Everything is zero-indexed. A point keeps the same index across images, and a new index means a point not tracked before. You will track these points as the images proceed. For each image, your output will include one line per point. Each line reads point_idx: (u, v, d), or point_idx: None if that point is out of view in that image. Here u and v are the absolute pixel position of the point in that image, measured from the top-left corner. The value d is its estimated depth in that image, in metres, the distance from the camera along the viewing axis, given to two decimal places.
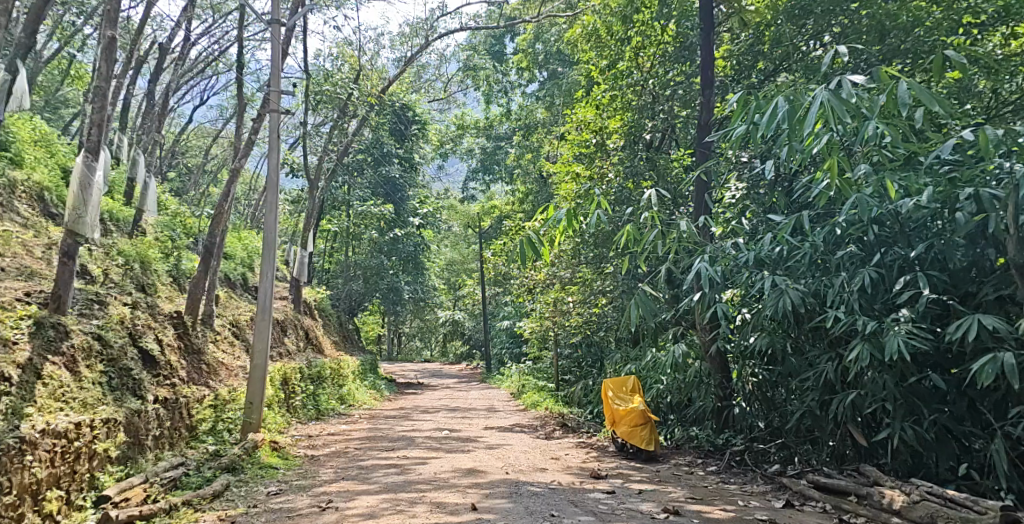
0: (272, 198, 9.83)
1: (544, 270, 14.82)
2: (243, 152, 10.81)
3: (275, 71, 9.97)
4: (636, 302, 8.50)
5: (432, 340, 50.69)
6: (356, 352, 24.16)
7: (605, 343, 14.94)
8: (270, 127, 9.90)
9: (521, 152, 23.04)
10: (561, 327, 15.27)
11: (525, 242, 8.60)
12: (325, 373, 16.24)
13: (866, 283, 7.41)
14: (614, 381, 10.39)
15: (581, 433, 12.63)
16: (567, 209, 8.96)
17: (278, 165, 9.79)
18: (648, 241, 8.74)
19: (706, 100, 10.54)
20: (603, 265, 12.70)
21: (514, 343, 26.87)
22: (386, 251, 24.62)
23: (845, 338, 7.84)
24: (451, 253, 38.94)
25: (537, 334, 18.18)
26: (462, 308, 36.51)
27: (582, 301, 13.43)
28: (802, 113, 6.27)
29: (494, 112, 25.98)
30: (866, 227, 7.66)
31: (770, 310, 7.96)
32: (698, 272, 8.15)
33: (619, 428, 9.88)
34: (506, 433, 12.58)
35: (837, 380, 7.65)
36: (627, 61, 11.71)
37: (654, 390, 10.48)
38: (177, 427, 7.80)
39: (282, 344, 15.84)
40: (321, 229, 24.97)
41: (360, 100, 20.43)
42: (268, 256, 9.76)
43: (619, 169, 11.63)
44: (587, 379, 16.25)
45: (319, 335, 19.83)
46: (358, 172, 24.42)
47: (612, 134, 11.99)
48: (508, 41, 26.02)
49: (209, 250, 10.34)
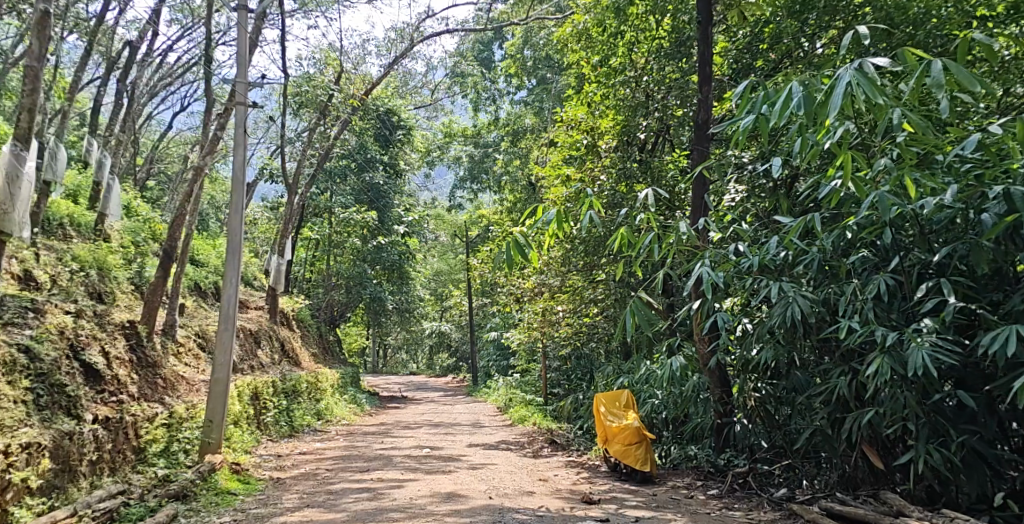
0: (236, 198, 9.10)
1: (532, 279, 14.14)
2: (208, 150, 10.08)
3: (241, 61, 9.26)
4: (631, 309, 7.79)
5: (417, 352, 49.94)
6: (337, 364, 23.37)
7: (596, 355, 14.27)
8: (236, 121, 9.18)
9: (510, 159, 22.42)
10: (549, 338, 14.60)
11: (512, 245, 7.87)
12: (301, 388, 15.42)
13: (881, 290, 6.75)
14: (606, 394, 9.53)
15: (570, 452, 11.91)
16: (558, 210, 8.20)
17: (244, 162, 9.08)
18: (644, 245, 8.07)
19: (704, 97, 9.79)
20: (594, 273, 12.00)
21: (502, 355, 26.16)
22: (369, 260, 23.76)
23: (858, 351, 7.14)
24: (438, 264, 38.22)
25: (525, 346, 17.47)
26: (449, 319, 35.80)
27: (572, 310, 12.71)
28: (821, 99, 5.60)
29: (482, 119, 25.37)
30: (882, 230, 7.00)
31: (778, 320, 7.27)
32: (699, 277, 7.50)
33: (613, 447, 9.14)
34: (491, 452, 11.82)
35: (852, 397, 6.96)
36: (621, 57, 10.99)
37: (648, 404, 9.95)
38: (120, 450, 7.07)
39: (256, 357, 15.04)
40: (302, 237, 24.21)
41: (342, 104, 19.70)
42: (232, 261, 9.03)
43: (612, 172, 11.06)
44: (577, 392, 15.59)
45: (296, 346, 19.03)
46: (341, 179, 23.67)
47: (604, 135, 11.33)
48: (496, 48, 25.56)
49: (169, 254, 9.56)
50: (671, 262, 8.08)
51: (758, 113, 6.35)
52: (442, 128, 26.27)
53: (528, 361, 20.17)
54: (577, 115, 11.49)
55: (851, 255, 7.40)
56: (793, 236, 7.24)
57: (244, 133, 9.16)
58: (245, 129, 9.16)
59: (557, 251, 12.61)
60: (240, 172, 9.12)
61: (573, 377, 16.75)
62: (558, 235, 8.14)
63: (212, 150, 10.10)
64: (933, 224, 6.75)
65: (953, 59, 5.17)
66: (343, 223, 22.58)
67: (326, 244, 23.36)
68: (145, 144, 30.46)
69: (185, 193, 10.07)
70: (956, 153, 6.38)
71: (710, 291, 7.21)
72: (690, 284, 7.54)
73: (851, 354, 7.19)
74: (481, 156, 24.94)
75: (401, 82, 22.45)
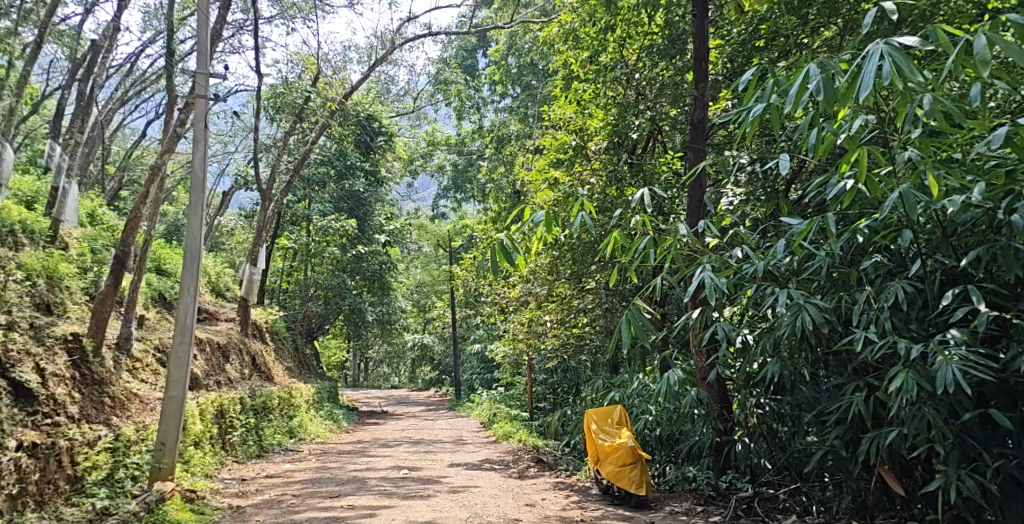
0: (196, 198, 8.33)
1: (518, 287, 13.46)
2: (166, 148, 9.31)
3: (202, 51, 8.49)
4: (626, 317, 7.09)
5: (399, 365, 49.10)
6: (313, 378, 22.52)
7: (585, 367, 13.57)
8: (195, 116, 8.41)
9: (494, 166, 21.71)
10: (536, 350, 13.92)
11: (496, 248, 7.23)
12: (271, 404, 14.62)
13: (899, 297, 6.06)
14: (597, 411, 8.84)
15: (558, 472, 11.18)
16: (546, 211, 7.52)
17: (203, 160, 8.34)
18: (638, 249, 7.40)
19: (700, 93, 9.03)
20: (583, 281, 11.30)
21: (485, 369, 25.45)
22: (349, 270, 22.95)
23: (872, 367, 6.43)
24: (421, 276, 37.47)
25: (509, 359, 16.77)
26: (432, 332, 35.03)
27: (561, 320, 12.03)
28: (843, 81, 4.88)
29: (467, 128, 24.79)
30: (899, 232, 6.31)
31: (788, 329, 6.54)
32: (700, 281, 6.78)
33: (606, 468, 8.44)
34: (473, 472, 11.08)
35: (869, 416, 6.24)
36: (611, 54, 10.30)
37: (642, 421, 9.27)
38: (50, 481, 6.46)
39: (224, 372, 14.22)
40: (278, 247, 23.39)
41: (320, 112, 19.06)
42: (189, 268, 8.25)
43: (601, 176, 10.30)
44: (565, 407, 14.90)
45: (270, 361, 18.22)
46: (319, 187, 22.96)
47: (594, 135, 10.69)
48: (480, 55, 25.00)
49: (121, 261, 8.79)
50: (669, 268, 7.39)
51: (767, 101, 5.62)
52: (424, 137, 25.67)
53: (512, 374, 19.48)
54: (566, 113, 10.88)
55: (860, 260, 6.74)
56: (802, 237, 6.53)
57: (204, 129, 8.42)
58: (205, 124, 8.43)
59: (544, 257, 11.91)
60: (200, 171, 8.37)
61: (559, 391, 16.08)
62: (547, 238, 7.44)
63: (171, 149, 9.33)
64: (958, 226, 5.98)
65: (997, 34, 4.49)
66: (321, 231, 21.79)
67: (303, 254, 22.58)
68: (118, 152, 29.59)
69: (142, 194, 9.28)
70: (981, 148, 5.68)
71: (714, 297, 6.47)
72: (691, 288, 6.82)
73: (866, 368, 6.49)
74: (464, 165, 24.27)
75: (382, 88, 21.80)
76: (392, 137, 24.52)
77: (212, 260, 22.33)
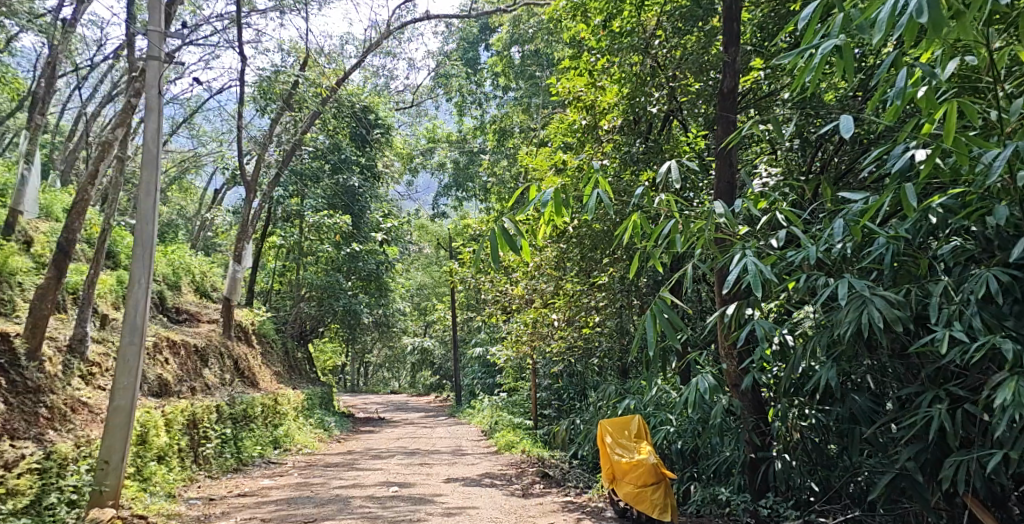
0: (147, 177, 7.16)
1: (522, 284, 12.40)
2: (120, 122, 8.15)
3: (156, 6, 7.32)
4: (651, 316, 5.95)
5: (401, 371, 48.07)
6: (305, 383, 21.40)
7: (596, 372, 12.41)
8: (147, 82, 7.25)
9: (496, 159, 20.49)
10: (542, 353, 12.85)
11: (496, 233, 6.14)
12: (253, 412, 13.52)
13: (993, 288, 4.83)
14: (613, 422, 7.59)
15: (565, 490, 9.99)
16: (554, 189, 6.42)
17: (156, 133, 7.18)
18: (663, 235, 6.27)
19: (730, 60, 7.34)
20: (595, 275, 10.08)
21: (487, 374, 24.29)
22: (344, 269, 21.81)
23: (955, 373, 5.22)
24: (422, 277, 36.32)
25: (512, 363, 15.64)
26: (433, 336, 33.95)
27: (568, 320, 10.82)
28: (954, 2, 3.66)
29: (468, 124, 23.69)
30: (988, 209, 5.05)
31: (851, 329, 5.05)
32: (741, 268, 5.39)
33: (624, 488, 7.26)
34: (470, 490, 9.93)
35: (957, 435, 4.99)
36: (625, 19, 8.85)
37: (661, 433, 8.07)
38: None
39: (201, 377, 13.10)
40: (270, 244, 22.31)
41: (314, 103, 17.91)
42: (139, 257, 7.09)
43: (614, 157, 8.93)
44: (573, 415, 13.75)
45: (256, 365, 17.09)
46: (313, 181, 21.53)
47: (607, 112, 9.20)
48: (484, 49, 23.84)
49: (67, 250, 7.63)
50: (699, 255, 6.12)
51: (837, 41, 4.36)
52: (425, 134, 24.54)
53: (515, 379, 18.32)
54: (575, 87, 9.35)
55: (930, 243, 5.49)
56: (864, 215, 5.26)
57: (158, 95, 7.25)
58: (159, 90, 7.27)
59: (552, 248, 10.72)
60: (153, 146, 7.21)
61: (566, 397, 14.92)
62: (555, 223, 6.40)
63: (125, 123, 8.15)
64: None
65: None
66: (314, 229, 20.66)
67: (294, 252, 21.48)
68: None
69: (91, 173, 8.08)
70: None
71: (757, 288, 5.12)
72: (729, 278, 5.46)
73: (947, 374, 5.28)
74: (466, 163, 23.23)
75: (380, 81, 20.73)
76: (389, 131, 23.44)
77: (201, 259, 21.30)
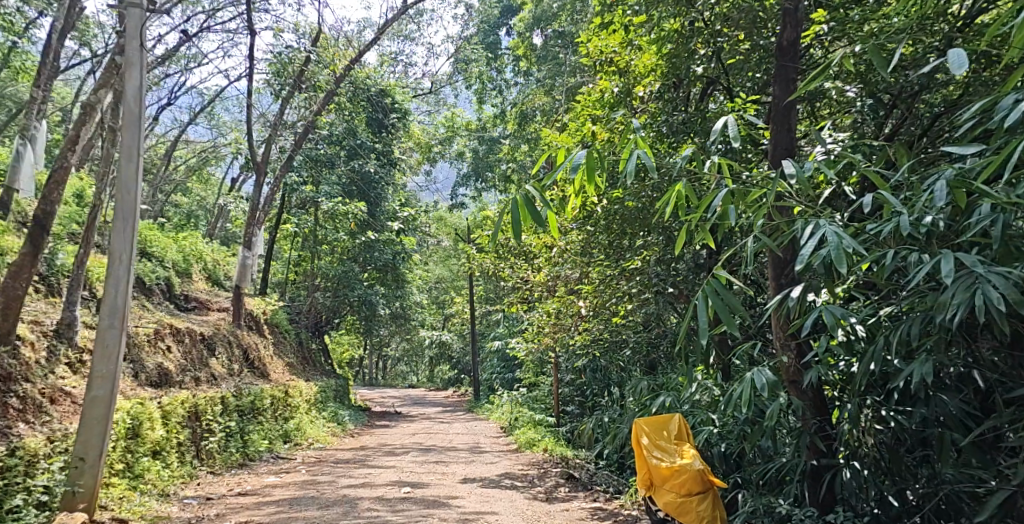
0: (129, 141, 6.42)
1: (545, 270, 11.54)
2: (102, 82, 7.40)
3: None
4: (705, 296, 4.99)
5: (419, 366, 47.34)
6: (319, 376, 20.66)
7: (625, 367, 11.52)
8: (127, 32, 6.48)
9: (517, 144, 19.48)
10: (565, 346, 11.98)
11: (519, 201, 5.27)
12: (261, 404, 12.78)
13: None
14: (650, 421, 6.74)
15: (593, 495, 9.12)
16: (587, 151, 5.51)
17: (137, 90, 6.43)
18: (714, 206, 5.37)
19: (792, 7, 6.41)
20: (627, 260, 9.08)
21: (507, 368, 23.44)
22: (360, 259, 21.01)
23: None
24: (440, 271, 35.55)
25: (533, 357, 14.79)
26: (452, 329, 33.09)
27: (596, 309, 9.92)
28: None
29: (488, 112, 22.84)
30: None
31: (961, 313, 4.14)
32: (819, 239, 4.44)
33: (663, 498, 6.38)
34: (489, 492, 9.09)
35: None
36: None
37: (704, 434, 7.20)
38: None
39: (207, 367, 12.38)
40: (283, 232, 21.59)
41: (328, 84, 17.12)
42: (120, 230, 6.34)
43: (650, 127, 8.04)
44: (598, 412, 12.86)
45: (267, 356, 16.38)
46: (328, 168, 20.70)
47: (643, 76, 8.29)
48: (505, 32, 22.82)
49: (43, 223, 6.92)
50: (760, 227, 5.20)
51: None
52: (444, 122, 23.55)
53: (536, 374, 17.47)
54: (608, 47, 8.51)
55: None
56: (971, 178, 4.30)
57: (139, 49, 6.48)
58: (141, 42, 6.51)
59: (578, 232, 9.80)
60: (134, 105, 6.45)
61: (589, 393, 14.05)
62: (586, 190, 5.60)
63: (108, 83, 7.40)
64: None
65: None
66: (328, 217, 19.87)
67: (309, 240, 20.72)
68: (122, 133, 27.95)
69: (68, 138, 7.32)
70: None
71: (842, 264, 4.21)
72: (802, 253, 4.49)
73: None
74: (486, 151, 22.38)
75: (398, 65, 19.86)
76: (406, 117, 22.54)
77: (213, 246, 20.65)
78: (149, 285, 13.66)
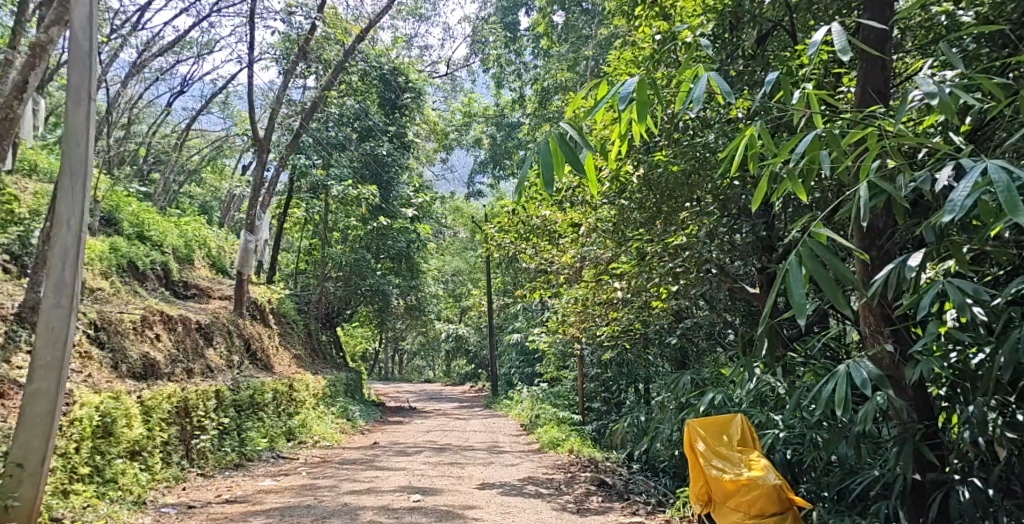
0: (78, 84, 5.47)
1: (571, 252, 10.44)
2: (57, 20, 6.51)
3: None
4: (804, 258, 3.78)
5: (437, 361, 46.21)
6: (329, 369, 19.60)
7: (660, 361, 10.38)
8: None
9: (537, 126, 18.26)
10: (591, 338, 10.87)
11: (552, 142, 4.19)
12: (261, 399, 11.74)
13: None
14: (707, 424, 5.64)
15: (632, 506, 7.96)
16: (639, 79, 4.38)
17: (87, 19, 5.50)
18: (805, 147, 4.21)
19: None
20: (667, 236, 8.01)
21: (526, 363, 22.32)
22: (373, 247, 19.96)
23: None
24: (457, 264, 34.43)
25: (554, 349, 13.68)
26: (469, 324, 31.93)
27: (632, 293, 8.79)
28: None
29: (507, 96, 21.68)
30: None
31: None
32: (977, 177, 3.29)
33: (727, 518, 5.25)
34: (512, 502, 7.96)
35: None
36: None
37: (769, 438, 6.08)
38: None
39: (203, 358, 11.36)
40: (292, 219, 20.51)
41: (337, 60, 15.99)
42: (67, 191, 5.45)
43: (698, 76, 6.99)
44: (627, 410, 11.73)
45: (271, 348, 15.36)
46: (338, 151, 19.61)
47: (690, 17, 7.23)
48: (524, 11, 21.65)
49: None
50: (871, 175, 4.05)
51: None
52: (460, 107, 22.36)
53: (558, 369, 16.36)
54: None
55: None
56: None
57: None
58: None
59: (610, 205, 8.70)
60: (84, 38, 5.52)
61: (616, 389, 12.92)
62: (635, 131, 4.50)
63: (62, 21, 6.53)
64: None
65: None
66: (338, 201, 18.80)
67: (319, 226, 19.64)
68: None
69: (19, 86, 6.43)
70: None
71: (1019, 209, 3.07)
72: (955, 197, 3.32)
73: None
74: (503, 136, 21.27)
75: (412, 45, 18.69)
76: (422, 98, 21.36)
77: (220, 233, 19.62)
78: (144, 270, 12.63)
